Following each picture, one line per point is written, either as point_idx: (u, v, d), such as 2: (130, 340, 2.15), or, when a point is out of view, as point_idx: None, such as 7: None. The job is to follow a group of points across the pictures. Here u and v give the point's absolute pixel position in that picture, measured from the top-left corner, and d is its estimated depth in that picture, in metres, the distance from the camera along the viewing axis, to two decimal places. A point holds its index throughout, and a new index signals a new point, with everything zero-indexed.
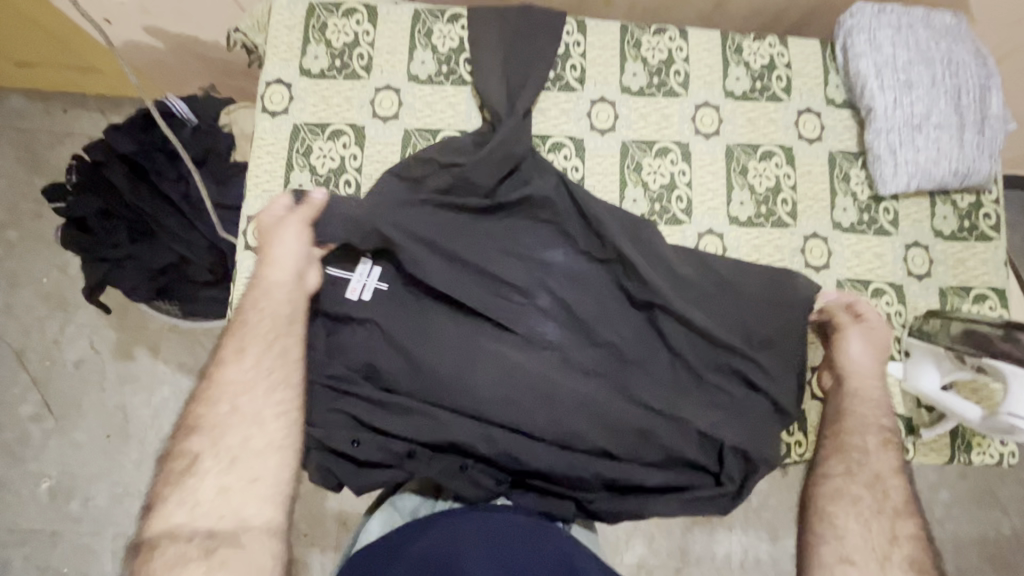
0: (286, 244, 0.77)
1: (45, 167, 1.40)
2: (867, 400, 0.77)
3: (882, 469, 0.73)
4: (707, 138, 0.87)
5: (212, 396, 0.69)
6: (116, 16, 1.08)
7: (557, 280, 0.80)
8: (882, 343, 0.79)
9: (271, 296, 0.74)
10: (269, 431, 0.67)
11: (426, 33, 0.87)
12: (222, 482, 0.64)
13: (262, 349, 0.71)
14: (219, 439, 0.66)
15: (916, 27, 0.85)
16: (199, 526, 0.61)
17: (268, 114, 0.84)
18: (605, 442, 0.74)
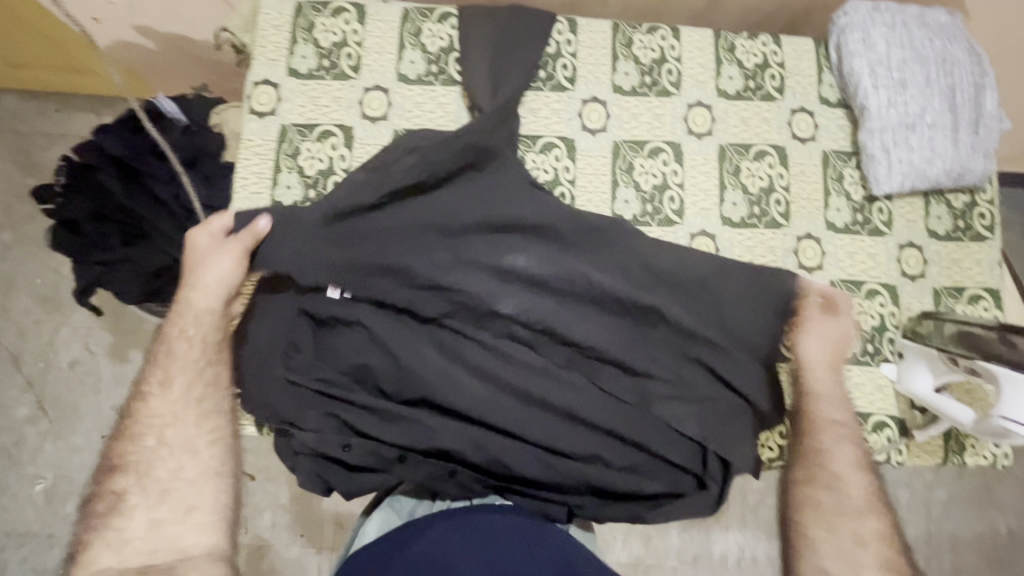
0: (208, 269, 0.74)
1: (37, 168, 1.40)
2: (817, 403, 0.78)
3: (841, 468, 0.75)
4: (700, 138, 0.86)
5: (137, 430, 0.71)
6: (105, 16, 1.07)
7: (527, 288, 0.77)
8: (837, 344, 0.79)
9: (189, 323, 0.74)
10: (196, 462, 0.71)
11: (416, 32, 0.86)
12: (153, 517, 0.67)
13: (185, 382, 0.73)
14: (147, 474, 0.69)
15: (910, 24, 0.84)
16: (132, 559, 0.66)
17: (256, 115, 0.83)
18: (589, 449, 0.75)
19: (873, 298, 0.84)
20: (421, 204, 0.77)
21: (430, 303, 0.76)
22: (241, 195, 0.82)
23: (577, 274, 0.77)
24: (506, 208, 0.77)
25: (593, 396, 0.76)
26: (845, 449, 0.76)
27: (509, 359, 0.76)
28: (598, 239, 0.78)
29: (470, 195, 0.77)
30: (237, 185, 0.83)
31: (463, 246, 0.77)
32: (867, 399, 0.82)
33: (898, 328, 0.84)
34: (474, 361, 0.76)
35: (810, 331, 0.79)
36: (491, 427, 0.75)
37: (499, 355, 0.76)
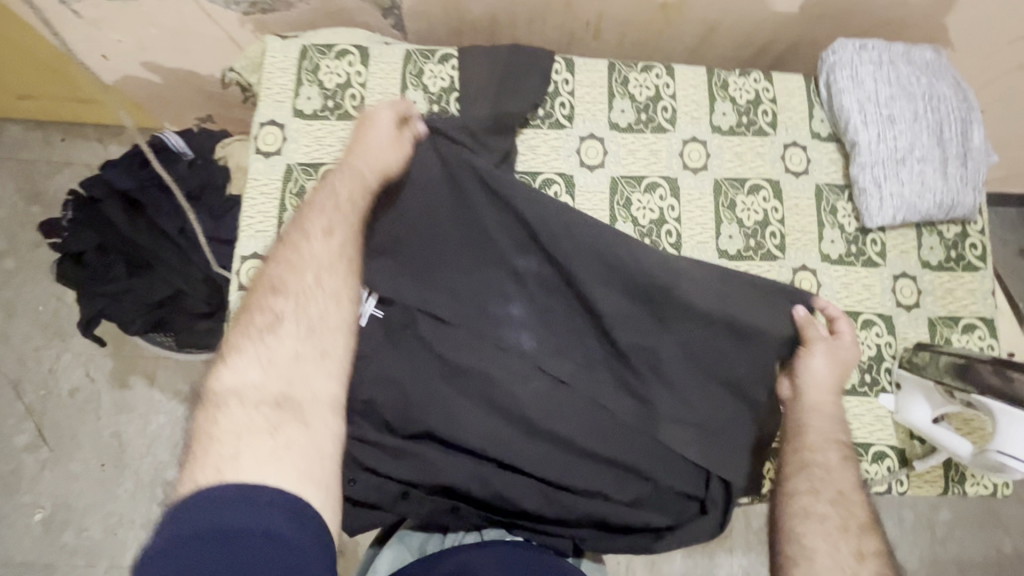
0: (379, 148, 0.77)
1: (43, 197, 1.41)
2: (812, 417, 0.77)
3: (844, 486, 0.72)
4: (695, 173, 0.88)
5: (293, 264, 0.70)
6: (114, 53, 1.10)
7: (536, 327, 0.80)
8: (844, 364, 0.79)
9: (341, 182, 0.75)
10: (337, 313, 0.69)
11: (417, 73, 0.88)
12: (296, 350, 0.65)
13: (342, 233, 0.73)
14: (304, 308, 0.68)
15: (897, 62, 0.87)
16: (267, 390, 0.62)
17: (262, 155, 0.86)
18: (597, 485, 0.75)
19: (869, 328, 0.85)
20: (432, 236, 0.79)
21: (438, 338, 0.77)
22: (247, 233, 0.84)
23: (597, 302, 0.78)
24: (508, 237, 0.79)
25: (604, 426, 0.77)
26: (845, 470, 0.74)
27: (519, 397, 0.77)
28: (609, 272, 0.79)
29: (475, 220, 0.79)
30: (242, 224, 0.84)
31: (472, 288, 0.79)
32: (866, 430, 0.83)
33: (895, 358, 0.85)
34: (487, 396, 0.77)
35: (829, 351, 0.79)
36: (498, 465, 0.75)
37: (511, 389, 0.77)
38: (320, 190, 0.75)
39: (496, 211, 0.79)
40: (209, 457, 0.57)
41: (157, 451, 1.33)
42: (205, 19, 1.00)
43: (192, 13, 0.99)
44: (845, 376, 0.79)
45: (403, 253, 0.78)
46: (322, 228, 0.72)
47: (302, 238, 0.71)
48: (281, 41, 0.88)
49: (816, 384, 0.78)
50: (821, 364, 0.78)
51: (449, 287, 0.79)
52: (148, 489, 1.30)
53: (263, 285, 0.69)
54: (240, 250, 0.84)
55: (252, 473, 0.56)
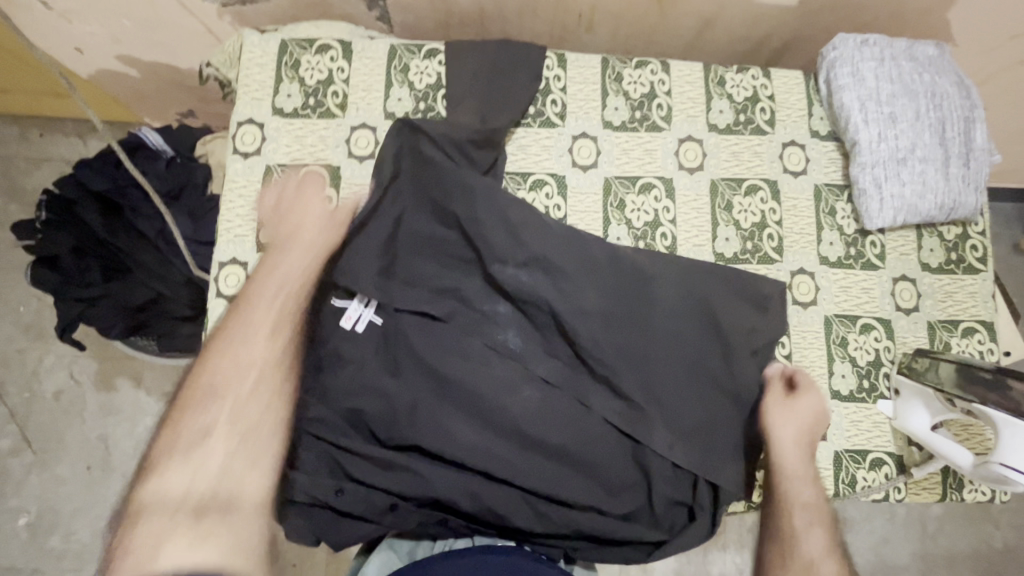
0: (315, 223, 0.78)
1: (21, 193, 1.36)
2: (779, 485, 0.77)
3: (814, 552, 0.73)
4: (691, 173, 0.85)
5: (232, 365, 0.73)
6: (88, 46, 1.05)
7: (528, 334, 0.78)
8: (808, 427, 0.78)
9: (289, 269, 0.78)
10: (270, 412, 0.72)
11: (403, 69, 0.85)
12: (227, 454, 0.69)
13: (282, 330, 0.76)
14: (236, 412, 0.71)
15: (899, 59, 0.84)
16: (193, 493, 0.65)
17: (240, 155, 0.82)
18: (588, 498, 0.73)
19: (867, 333, 0.84)
20: (418, 241, 0.78)
21: (423, 350, 0.75)
22: (226, 237, 0.81)
23: (586, 301, 0.76)
24: (496, 236, 0.76)
25: (598, 432, 0.75)
26: (815, 534, 0.74)
27: (512, 407, 0.74)
28: (600, 278, 0.77)
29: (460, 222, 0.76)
30: (220, 228, 0.81)
31: (460, 300, 0.78)
32: (863, 436, 0.81)
33: (893, 364, 0.83)
34: (476, 408, 0.74)
35: (782, 408, 0.78)
36: (488, 477, 0.73)
37: (501, 400, 0.74)
38: (260, 284, 0.77)
39: (483, 213, 0.76)
40: (126, 564, 0.59)
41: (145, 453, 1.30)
42: (183, 11, 0.95)
43: (169, 5, 0.94)
44: (813, 442, 0.78)
45: (388, 263, 0.77)
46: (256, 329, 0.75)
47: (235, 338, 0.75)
48: (259, 35, 0.84)
49: (777, 445, 0.78)
50: (778, 425, 0.78)
51: (432, 290, 0.77)
52: None
53: (202, 380, 0.73)
54: (217, 255, 0.80)
55: (172, 562, 0.59)
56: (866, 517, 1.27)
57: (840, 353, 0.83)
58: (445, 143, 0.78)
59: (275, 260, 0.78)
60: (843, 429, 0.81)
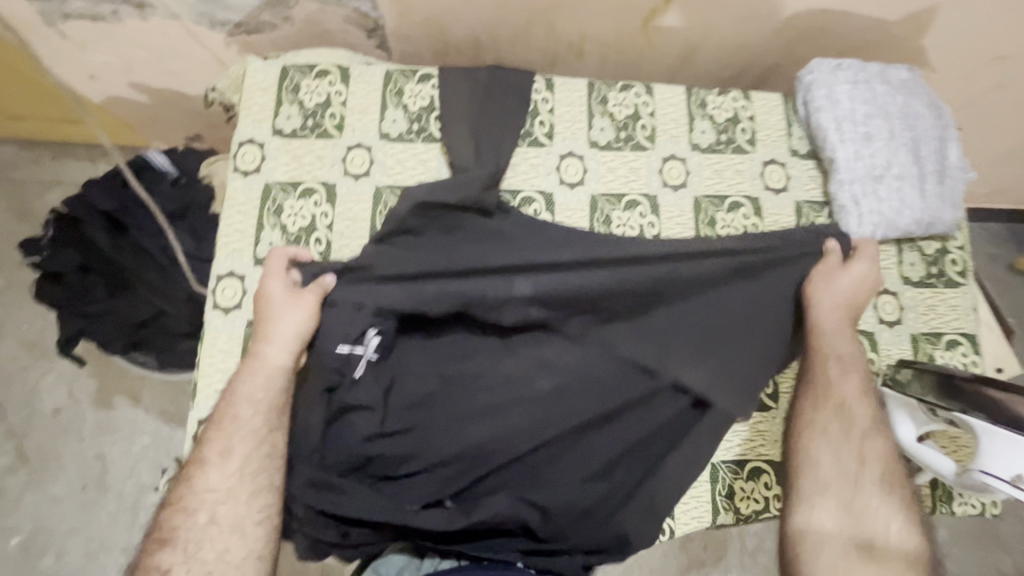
0: (281, 322, 0.74)
1: (30, 215, 1.40)
2: (824, 340, 0.77)
3: (847, 394, 0.76)
4: (675, 190, 0.88)
5: (186, 504, 0.67)
6: (101, 73, 1.11)
7: (548, 308, 0.77)
8: (863, 289, 0.79)
9: (247, 386, 0.72)
10: (243, 543, 0.66)
11: (397, 93, 0.89)
12: None
13: (239, 449, 0.69)
14: (194, 554, 0.64)
15: (872, 81, 0.88)
16: None
17: (240, 174, 0.86)
18: (586, 470, 0.75)
19: None
20: (422, 259, 0.78)
21: (427, 360, 0.79)
22: (224, 251, 0.84)
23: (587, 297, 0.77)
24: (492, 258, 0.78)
25: (617, 383, 0.77)
26: (850, 376, 0.77)
27: (530, 382, 0.77)
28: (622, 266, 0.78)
29: (460, 241, 0.79)
30: (219, 243, 0.84)
31: (464, 303, 0.77)
32: None
33: (877, 376, 0.85)
34: (476, 406, 0.76)
35: (827, 285, 0.78)
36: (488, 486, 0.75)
37: (504, 391, 0.77)
38: (223, 406, 0.72)
39: (477, 243, 0.79)
40: None
41: (140, 472, 1.30)
42: (193, 40, 1.01)
43: (178, 34, 0.99)
44: (857, 296, 0.79)
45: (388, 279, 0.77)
46: (218, 452, 0.69)
47: (201, 467, 0.69)
48: (262, 61, 0.89)
49: (820, 302, 0.78)
50: (830, 287, 0.78)
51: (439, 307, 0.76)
52: (129, 512, 1.27)
53: (169, 511, 0.68)
54: (215, 269, 0.83)
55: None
56: None
57: None
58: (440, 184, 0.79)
59: (244, 367, 0.74)
60: None
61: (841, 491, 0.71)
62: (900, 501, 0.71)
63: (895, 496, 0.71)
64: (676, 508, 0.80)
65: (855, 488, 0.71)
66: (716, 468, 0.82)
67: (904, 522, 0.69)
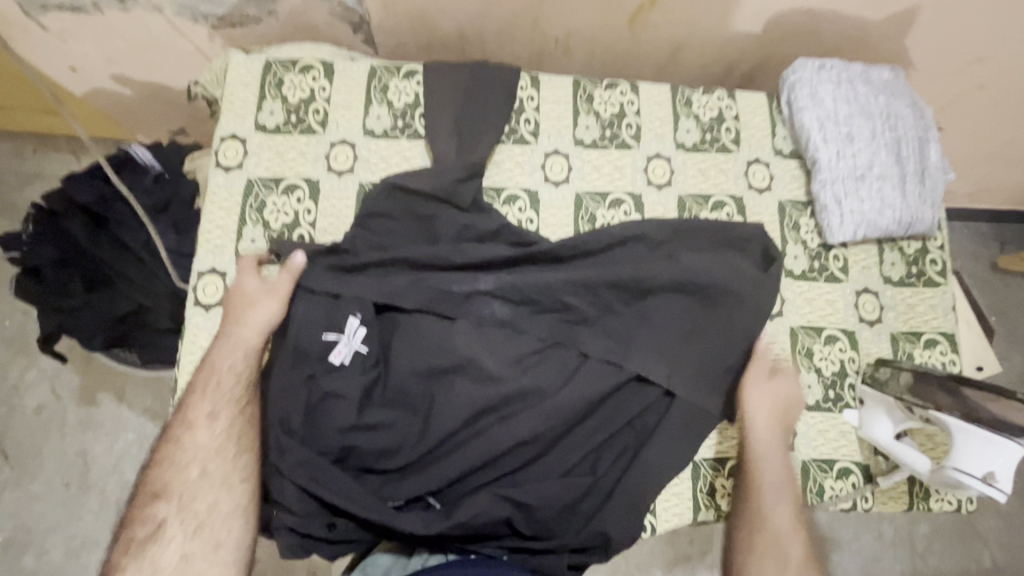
0: (253, 308, 0.77)
1: (11, 209, 1.38)
2: (757, 465, 0.75)
3: (781, 525, 0.72)
4: (659, 189, 0.88)
5: (174, 461, 0.70)
6: (82, 65, 1.09)
7: (514, 305, 0.80)
8: (789, 408, 0.78)
9: (226, 360, 0.75)
10: (230, 497, 0.69)
11: (382, 89, 0.88)
12: (183, 549, 0.65)
13: (222, 413, 0.72)
14: (187, 504, 0.68)
15: (855, 81, 0.89)
16: None
17: (222, 169, 0.85)
18: (568, 464, 0.76)
19: (832, 344, 0.86)
20: (396, 251, 0.79)
21: (410, 359, 0.76)
22: (205, 248, 0.83)
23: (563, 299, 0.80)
24: (461, 254, 0.80)
25: (597, 375, 0.77)
26: (784, 506, 0.73)
27: (507, 378, 0.76)
28: (582, 262, 0.82)
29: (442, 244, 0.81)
30: (200, 239, 0.83)
31: (436, 296, 0.78)
32: (831, 446, 0.83)
33: (858, 374, 0.85)
34: (459, 403, 0.75)
35: (756, 392, 0.78)
36: (470, 486, 0.75)
37: (483, 388, 0.75)
38: (199, 382, 0.74)
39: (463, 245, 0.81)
40: None
41: (124, 469, 1.29)
42: (175, 33, 1.00)
43: (160, 26, 0.98)
44: (788, 418, 0.78)
45: (378, 277, 0.79)
46: (204, 414, 0.72)
47: (182, 435, 0.71)
48: (244, 56, 0.88)
49: (752, 421, 0.77)
50: (759, 406, 0.77)
51: (420, 305, 0.78)
52: (113, 509, 1.26)
53: (156, 471, 0.70)
54: (197, 265, 0.82)
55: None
56: (853, 537, 1.26)
57: (806, 363, 0.85)
58: (425, 184, 0.80)
59: (218, 346, 0.76)
60: (812, 439, 0.83)
61: None
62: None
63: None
64: (658, 505, 0.81)
65: None
66: (699, 465, 0.83)
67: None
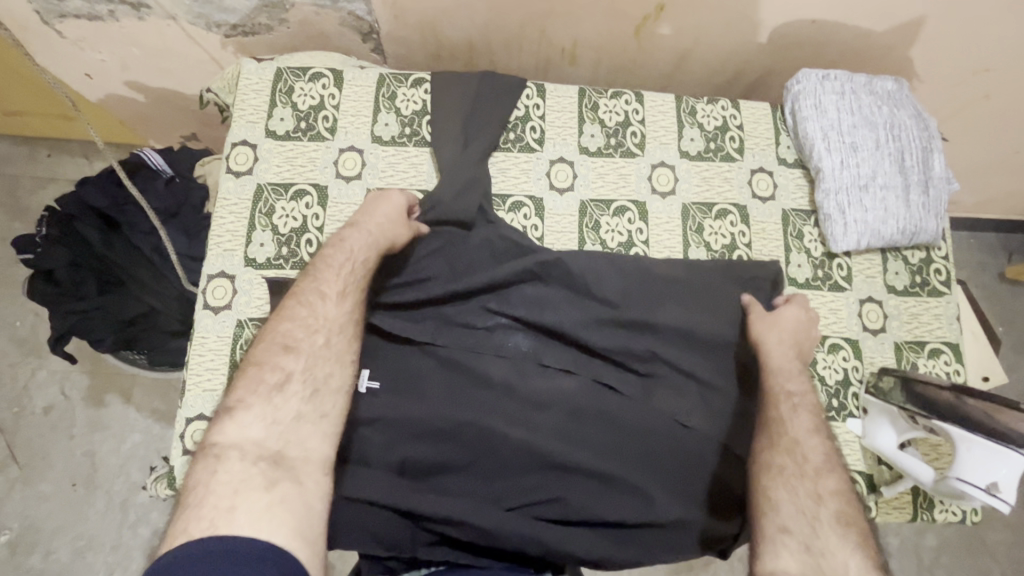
0: (388, 213, 0.78)
1: (25, 213, 1.41)
2: (774, 378, 0.76)
3: (799, 434, 0.72)
4: (663, 198, 0.89)
5: (296, 330, 0.70)
6: (98, 72, 1.11)
7: (537, 336, 0.81)
8: (796, 329, 0.80)
9: (358, 246, 0.76)
10: (341, 377, 0.70)
11: (390, 96, 0.90)
12: (297, 414, 0.65)
13: (349, 295, 0.73)
14: (308, 371, 0.68)
15: (859, 92, 0.90)
16: (267, 447, 0.61)
17: (232, 174, 0.86)
18: (594, 467, 0.74)
19: (836, 352, 0.86)
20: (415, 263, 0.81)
21: (430, 366, 0.78)
22: (215, 252, 0.84)
23: (579, 305, 0.81)
24: (479, 278, 0.80)
25: (619, 408, 0.77)
26: (800, 416, 0.74)
27: (522, 386, 0.77)
28: (603, 265, 0.83)
29: (450, 256, 0.82)
30: (210, 243, 0.84)
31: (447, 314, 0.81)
32: None
33: (862, 382, 0.85)
34: (481, 406, 0.76)
35: (770, 322, 0.79)
36: (506, 499, 0.73)
37: (508, 396, 0.77)
38: (333, 251, 0.75)
39: (472, 256, 0.82)
40: (200, 508, 0.55)
41: (131, 471, 1.30)
42: (188, 41, 1.01)
43: (175, 35, 1.00)
44: (800, 344, 0.80)
45: (396, 288, 0.80)
46: (328, 289, 0.73)
47: (307, 299, 0.72)
48: (256, 64, 0.90)
49: (767, 343, 0.77)
50: (777, 326, 0.79)
51: (441, 320, 0.81)
52: (119, 511, 1.27)
53: (265, 342, 0.69)
54: (206, 269, 0.84)
55: (242, 529, 0.53)
56: None
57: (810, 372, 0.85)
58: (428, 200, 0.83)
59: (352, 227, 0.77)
60: None
61: (803, 534, 0.64)
62: (859, 539, 0.63)
63: (853, 536, 0.63)
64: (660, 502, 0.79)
65: (814, 529, 0.64)
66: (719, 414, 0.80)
67: (865, 558, 0.61)
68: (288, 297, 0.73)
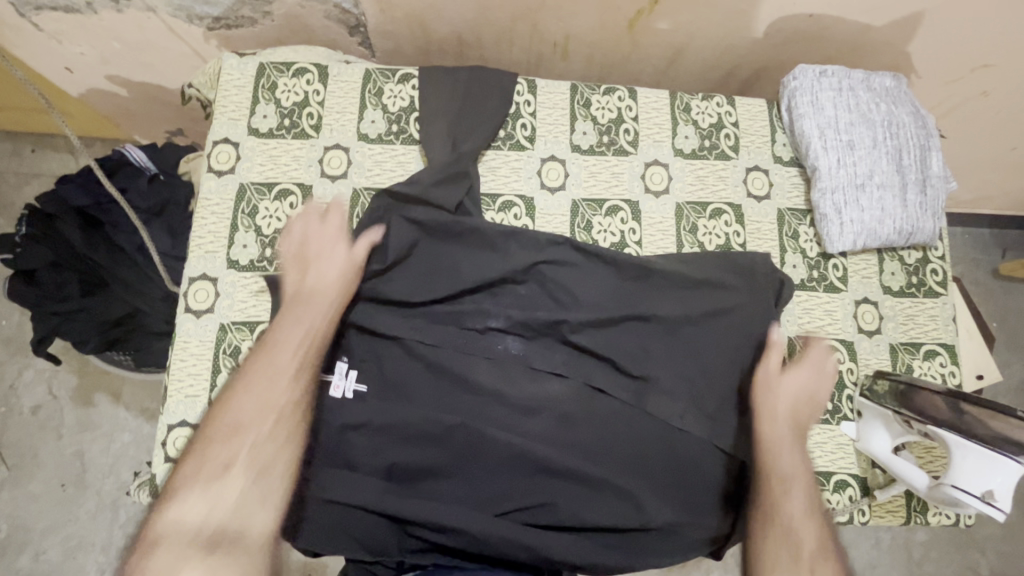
0: (340, 271, 0.75)
1: (9, 209, 1.37)
2: (769, 455, 0.73)
3: (793, 515, 0.69)
4: (657, 197, 0.87)
5: (243, 408, 0.67)
6: (78, 66, 1.08)
7: (528, 340, 0.79)
8: (802, 394, 0.77)
9: (312, 316, 0.73)
10: (289, 456, 0.66)
11: (377, 92, 0.87)
12: (240, 494, 0.61)
13: (300, 368, 0.70)
14: (254, 452, 0.64)
15: (856, 89, 0.88)
16: (204, 530, 0.58)
17: (214, 174, 0.84)
18: (583, 473, 0.72)
19: (831, 354, 0.85)
20: (408, 263, 0.79)
21: (418, 370, 0.76)
22: (196, 254, 0.82)
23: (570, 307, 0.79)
24: (471, 279, 0.78)
25: (610, 411, 0.75)
26: (796, 494, 0.71)
27: (512, 391, 0.75)
28: (599, 266, 0.80)
29: (446, 258, 0.79)
30: (191, 244, 0.82)
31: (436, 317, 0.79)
32: (828, 458, 0.82)
33: (856, 385, 0.84)
34: (470, 411, 0.74)
35: (769, 388, 0.76)
36: (495, 504, 0.71)
37: (499, 401, 0.75)
38: (284, 322, 0.72)
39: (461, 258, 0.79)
40: None
41: (121, 470, 1.28)
42: (170, 34, 0.98)
43: (156, 28, 0.97)
44: (802, 411, 0.76)
45: (385, 290, 0.78)
46: (277, 364, 0.70)
47: (255, 376, 0.69)
48: (237, 59, 0.87)
49: (766, 414, 0.75)
50: (773, 391, 0.76)
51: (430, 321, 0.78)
52: (110, 510, 1.26)
53: (215, 424, 0.66)
54: (188, 271, 0.82)
55: None
56: (851, 543, 1.25)
57: None
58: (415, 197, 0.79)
59: (304, 294, 0.74)
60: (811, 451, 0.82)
61: None
62: None
63: None
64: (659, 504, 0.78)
65: None
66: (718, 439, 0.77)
67: None
68: (238, 375, 0.70)
